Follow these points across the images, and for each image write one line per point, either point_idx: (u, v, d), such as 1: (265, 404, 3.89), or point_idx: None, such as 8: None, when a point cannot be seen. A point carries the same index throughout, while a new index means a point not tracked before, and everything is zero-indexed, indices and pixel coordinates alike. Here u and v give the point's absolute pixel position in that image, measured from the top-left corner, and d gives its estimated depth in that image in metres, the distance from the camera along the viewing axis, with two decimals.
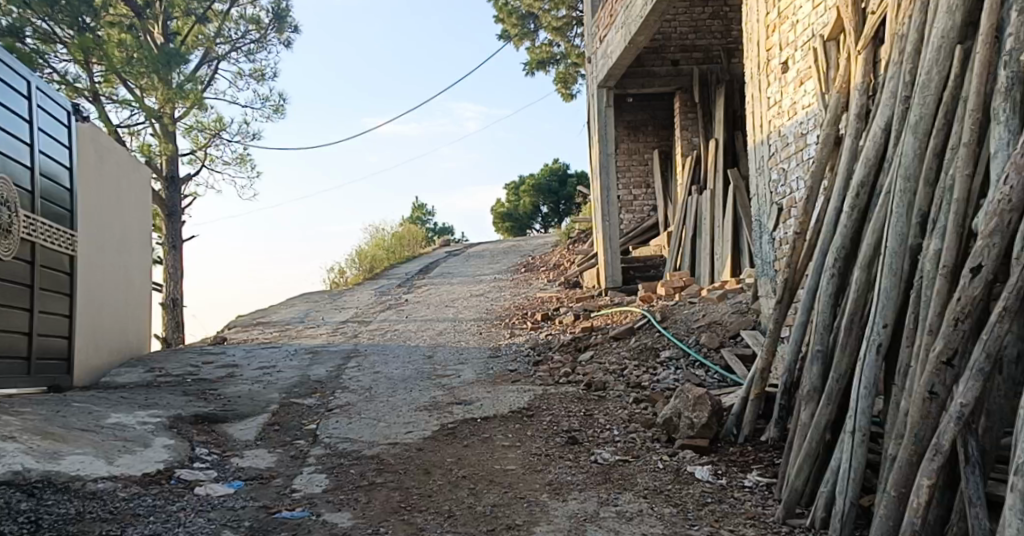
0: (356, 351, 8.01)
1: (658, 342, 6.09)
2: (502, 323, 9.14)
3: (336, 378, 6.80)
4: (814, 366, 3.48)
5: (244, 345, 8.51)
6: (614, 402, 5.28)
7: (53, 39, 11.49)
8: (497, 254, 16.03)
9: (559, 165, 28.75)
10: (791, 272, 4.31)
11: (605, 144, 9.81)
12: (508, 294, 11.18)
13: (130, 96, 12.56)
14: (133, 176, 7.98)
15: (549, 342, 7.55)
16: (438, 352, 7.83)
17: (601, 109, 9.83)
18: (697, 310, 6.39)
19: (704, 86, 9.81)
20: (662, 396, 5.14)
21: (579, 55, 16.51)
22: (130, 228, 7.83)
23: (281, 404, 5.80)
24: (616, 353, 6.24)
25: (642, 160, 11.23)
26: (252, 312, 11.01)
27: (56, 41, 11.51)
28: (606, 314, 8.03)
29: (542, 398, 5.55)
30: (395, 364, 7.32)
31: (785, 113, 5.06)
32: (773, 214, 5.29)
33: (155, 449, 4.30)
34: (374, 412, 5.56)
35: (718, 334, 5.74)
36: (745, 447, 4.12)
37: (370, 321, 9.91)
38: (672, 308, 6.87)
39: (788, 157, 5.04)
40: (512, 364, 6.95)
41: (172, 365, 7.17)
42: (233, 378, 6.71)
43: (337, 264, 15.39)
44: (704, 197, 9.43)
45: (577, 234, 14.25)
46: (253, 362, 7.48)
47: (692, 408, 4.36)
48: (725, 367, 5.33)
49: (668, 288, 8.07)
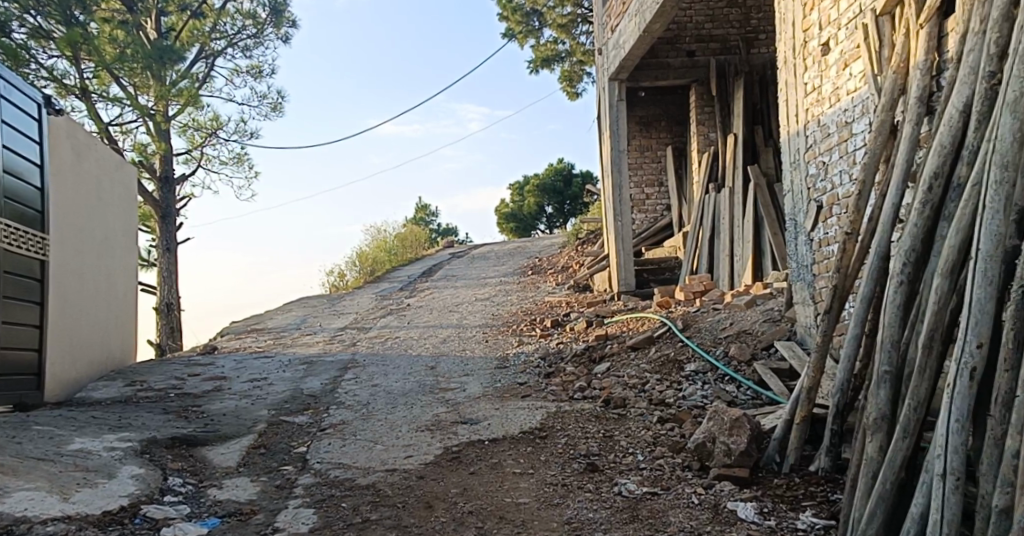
0: (354, 362, 7.51)
1: (681, 353, 5.57)
2: (509, 329, 8.64)
3: (331, 393, 6.30)
4: (881, 390, 2.96)
5: (236, 354, 8.03)
6: (635, 421, 4.78)
7: (45, 35, 10.97)
8: (502, 256, 15.54)
9: (564, 164, 28.25)
10: (841, 278, 3.79)
11: (616, 141, 9.33)
12: (514, 298, 10.67)
13: (122, 94, 12.07)
14: (117, 174, 7.51)
15: (561, 351, 7.05)
16: (441, 362, 7.33)
17: (612, 103, 9.33)
18: (723, 318, 5.87)
19: (721, 78, 9.28)
20: (690, 416, 4.63)
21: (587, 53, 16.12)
22: (113, 230, 7.37)
23: (270, 424, 5.30)
24: (635, 365, 5.74)
25: (654, 157, 10.73)
26: (247, 318, 10.52)
27: (47, 37, 10.99)
28: (621, 321, 7.52)
29: (556, 417, 5.03)
30: (395, 376, 6.82)
31: (825, 99, 4.54)
32: (811, 212, 4.78)
33: (120, 481, 3.81)
34: (371, 433, 5.06)
35: (749, 344, 5.22)
36: (791, 479, 3.59)
37: (370, 328, 9.41)
38: (694, 315, 6.36)
39: (829, 148, 4.53)
40: (521, 375, 6.45)
41: (156, 378, 6.68)
42: (220, 393, 6.22)
43: (337, 267, 14.89)
44: (723, 195, 8.92)
45: (586, 235, 13.74)
46: (243, 375, 6.98)
47: (728, 432, 3.84)
48: (759, 383, 4.82)
49: (687, 293, 7.55)
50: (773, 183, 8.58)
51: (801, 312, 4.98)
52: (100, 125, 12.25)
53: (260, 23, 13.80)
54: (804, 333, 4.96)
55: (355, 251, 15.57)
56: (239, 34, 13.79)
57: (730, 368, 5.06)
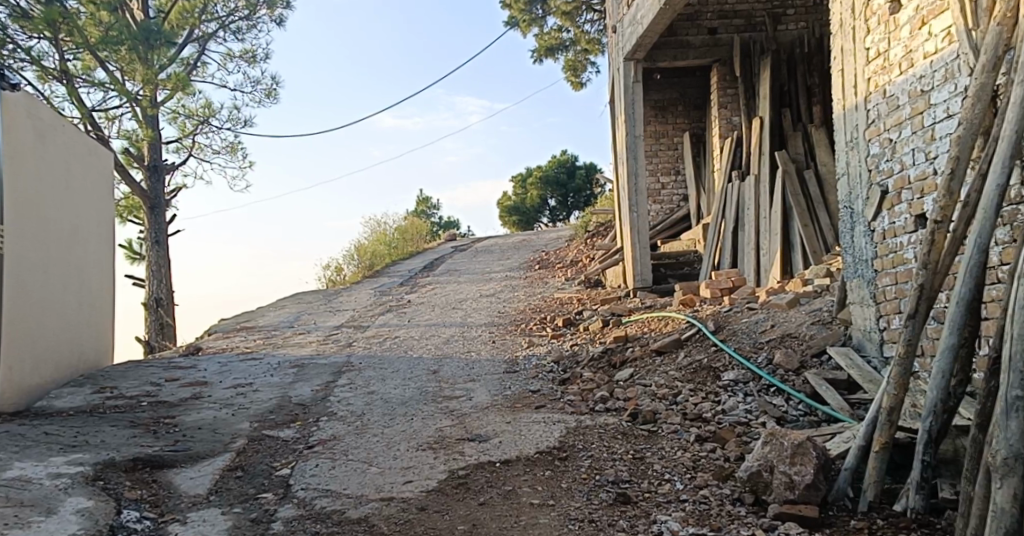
0: (350, 365, 6.87)
1: (716, 359, 4.93)
2: (517, 329, 8.00)
3: (322, 402, 5.66)
4: (1011, 421, 2.47)
5: (221, 356, 7.40)
6: (668, 440, 4.14)
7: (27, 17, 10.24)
8: (507, 250, 14.91)
9: (567, 156, 27.55)
10: (928, 275, 3.12)
11: (631, 125, 8.68)
12: (521, 294, 10.03)
13: (109, 79, 11.44)
14: (89, 159, 6.88)
15: (575, 354, 6.42)
16: (444, 365, 6.71)
17: (627, 84, 8.66)
18: (762, 318, 5.21)
19: (746, 57, 8.63)
20: (733, 435, 3.99)
21: (591, 41, 15.61)
22: (85, 220, 6.75)
23: (250, 440, 4.66)
24: (663, 372, 5.11)
25: (671, 144, 10.09)
26: (237, 316, 9.91)
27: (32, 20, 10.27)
28: (641, 321, 6.89)
29: (575, 434, 4.40)
30: (394, 382, 6.18)
31: (894, 65, 3.90)
32: (873, 198, 4.13)
33: (60, 520, 3.20)
34: (364, 451, 4.41)
35: (797, 349, 4.57)
36: (874, 522, 2.97)
37: (367, 327, 8.76)
38: (725, 315, 5.71)
39: (898, 123, 3.88)
40: (533, 382, 5.83)
41: (128, 383, 6.03)
42: (198, 402, 5.58)
43: (334, 260, 14.21)
44: (747, 182, 8.28)
45: (595, 228, 13.10)
46: (227, 379, 6.35)
47: (789, 460, 3.19)
48: (813, 395, 4.17)
49: (713, 290, 6.90)
50: (802, 170, 7.99)
51: (858, 312, 4.33)
52: (83, 111, 11.58)
53: (253, 4, 13.02)
54: (860, 337, 4.31)
55: (354, 244, 14.89)
56: (230, 16, 13.04)
57: (776, 378, 4.41)
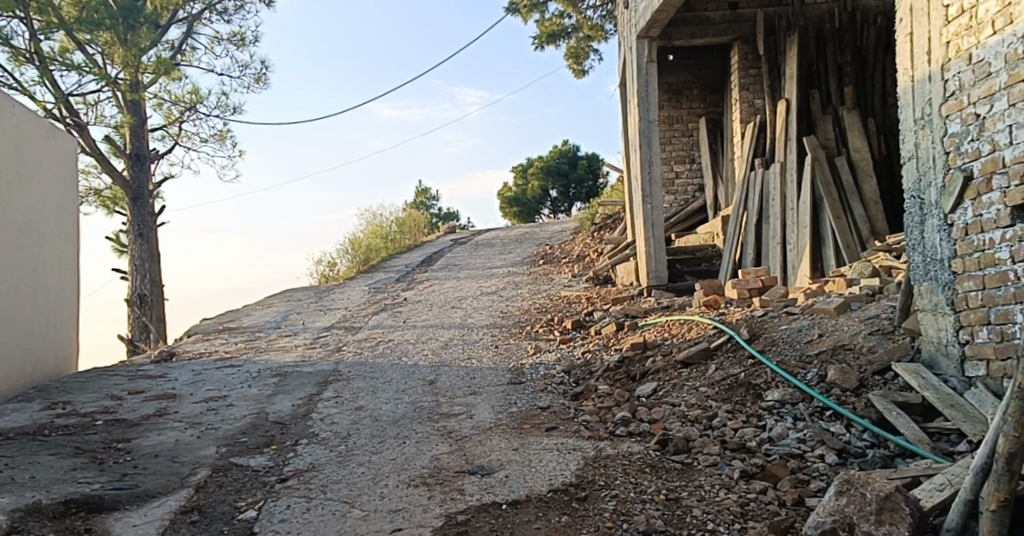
0: (337, 374, 6.20)
1: (755, 374, 4.26)
2: (522, 331, 7.33)
3: (303, 420, 4.99)
4: None
5: (197, 362, 6.73)
6: (707, 476, 3.48)
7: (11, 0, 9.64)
8: (509, 243, 14.23)
9: (568, 146, 26.80)
10: None
11: (645, 109, 7.98)
12: (525, 292, 9.36)
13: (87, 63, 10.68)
14: (48, 145, 6.22)
15: (589, 362, 5.76)
16: (442, 374, 6.05)
17: (641, 64, 7.95)
18: (806, 325, 4.51)
19: (770, 34, 7.89)
20: (786, 471, 3.33)
21: (595, 28, 14.90)
22: (42, 212, 6.07)
23: (213, 470, 4.00)
24: (693, 388, 4.45)
25: (685, 130, 9.42)
26: (219, 316, 9.24)
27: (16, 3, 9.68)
28: (661, 324, 6.22)
29: (595, 466, 3.73)
30: (385, 396, 5.51)
31: (985, 23, 3.25)
32: (952, 186, 3.46)
33: None
34: (346, 488, 3.74)
35: (852, 364, 3.87)
36: None
37: (359, 328, 8.09)
38: (760, 321, 5.03)
39: (988, 95, 3.25)
40: (543, 397, 5.17)
41: (85, 396, 5.35)
42: (162, 420, 4.91)
43: (327, 255, 13.48)
44: (772, 170, 7.58)
45: (602, 220, 12.40)
46: (198, 391, 5.67)
47: (874, 518, 2.56)
48: (880, 423, 3.48)
49: (741, 290, 6.20)
50: (832, 157, 7.34)
51: (928, 322, 3.67)
52: (57, 95, 10.87)
53: None
54: (932, 351, 3.65)
55: (348, 237, 14.19)
56: None
57: (830, 399, 3.72)
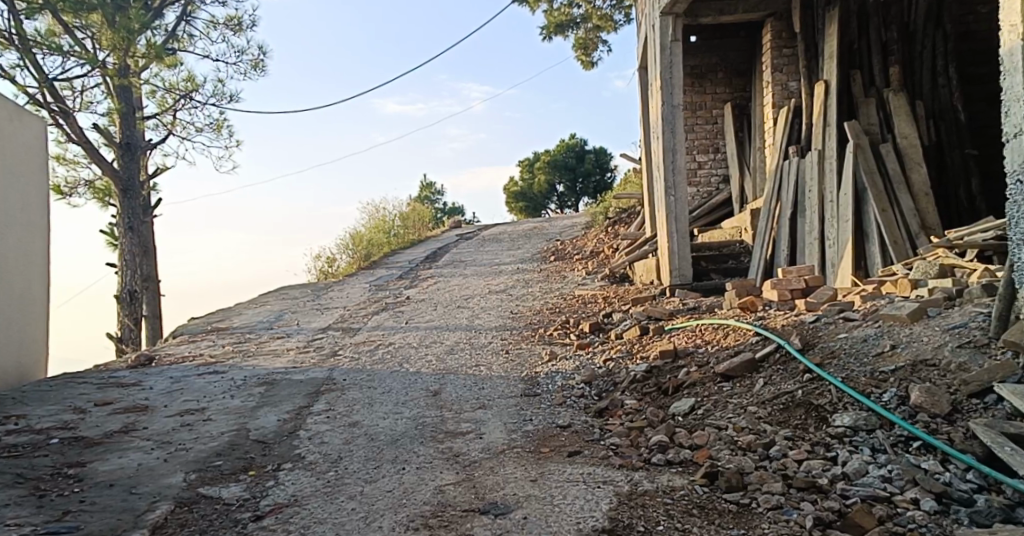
0: (331, 383, 5.57)
1: (817, 392, 3.61)
2: (535, 334, 6.69)
3: (288, 439, 4.36)
4: None
5: (178, 368, 6.11)
6: (771, 521, 2.84)
7: None
8: (517, 238, 13.58)
9: (575, 140, 26.09)
10: None
11: (668, 93, 7.33)
12: (537, 291, 8.71)
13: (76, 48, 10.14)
14: (13, 126, 5.63)
15: (613, 373, 5.11)
16: (447, 383, 5.42)
17: (665, 43, 7.28)
18: (872, 334, 3.87)
19: (808, 9, 7.27)
20: (873, 521, 2.70)
21: (605, 17, 14.20)
22: (2, 199, 5.45)
23: (177, 504, 3.37)
24: (740, 409, 3.80)
25: (709, 117, 8.78)
26: (209, 316, 8.61)
27: None
28: (691, 329, 5.56)
29: (630, 506, 3.09)
30: (383, 410, 4.87)
31: None
32: None
33: None
34: (332, 531, 3.11)
35: (939, 383, 3.25)
36: None
37: (357, 330, 7.47)
38: (813, 329, 4.37)
39: None
40: (564, 415, 4.53)
41: (43, 410, 4.72)
42: (126, 437, 4.26)
43: (326, 250, 12.85)
44: (808, 158, 6.94)
45: (617, 214, 11.74)
46: (174, 403, 5.03)
47: None
48: (989, 459, 2.88)
49: (781, 291, 5.56)
50: (876, 144, 6.69)
51: None
52: (41, 79, 10.28)
53: None
54: None
55: (349, 232, 13.55)
56: None
57: (917, 428, 3.09)
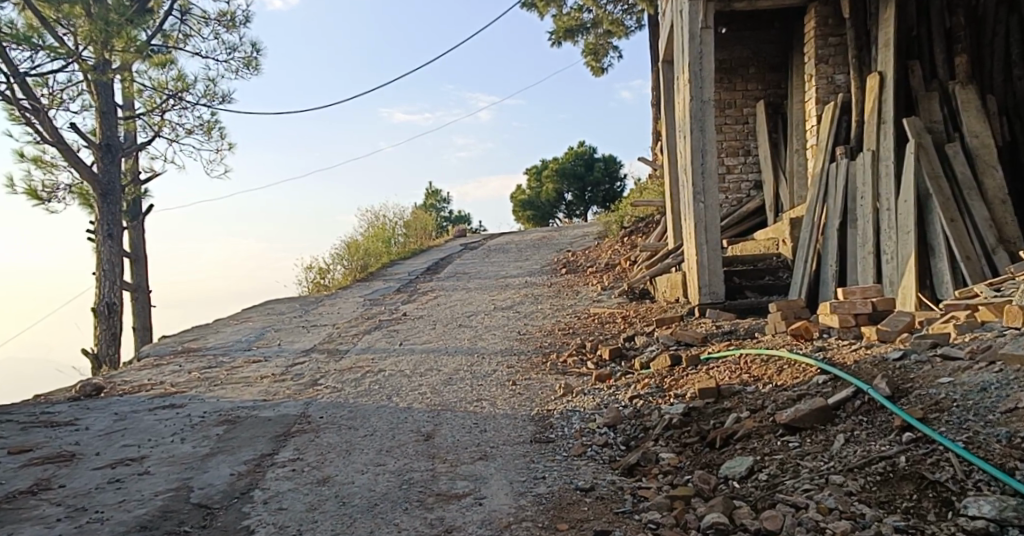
0: (304, 422, 4.66)
1: (929, 462, 2.75)
2: (546, 361, 5.77)
3: (238, 503, 3.44)
4: None
5: (129, 400, 5.21)
6: None
7: None
8: (525, 248, 12.67)
9: (584, 148, 25.12)
10: None
11: (697, 86, 6.43)
12: (547, 308, 7.80)
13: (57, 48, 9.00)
14: None
15: (642, 416, 4.18)
16: (444, 424, 4.52)
17: (694, 31, 6.39)
18: (992, 382, 3.05)
19: None
20: None
21: (614, 24, 13.24)
22: None
23: None
24: (820, 479, 2.88)
25: (739, 116, 7.90)
26: (181, 335, 7.72)
27: None
28: (733, 361, 4.63)
29: None
30: (362, 461, 3.97)
31: None
32: None
33: None
34: None
35: None
36: None
37: (344, 353, 6.58)
38: (901, 371, 3.43)
39: None
40: (586, 473, 3.61)
41: None
42: (31, 502, 3.39)
43: (320, 261, 11.94)
44: (860, 161, 6.02)
45: (633, 224, 10.82)
46: (108, 449, 4.14)
47: None
48: None
49: (844, 317, 4.64)
50: (941, 143, 5.78)
51: None
52: (10, 75, 9.48)
53: None
54: None
55: (346, 241, 12.66)
56: None
57: None
